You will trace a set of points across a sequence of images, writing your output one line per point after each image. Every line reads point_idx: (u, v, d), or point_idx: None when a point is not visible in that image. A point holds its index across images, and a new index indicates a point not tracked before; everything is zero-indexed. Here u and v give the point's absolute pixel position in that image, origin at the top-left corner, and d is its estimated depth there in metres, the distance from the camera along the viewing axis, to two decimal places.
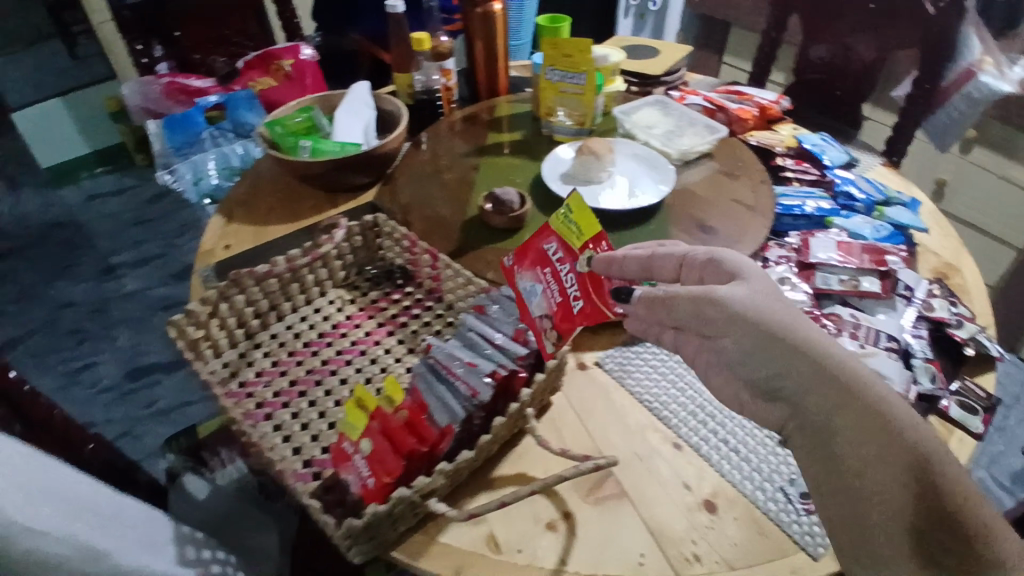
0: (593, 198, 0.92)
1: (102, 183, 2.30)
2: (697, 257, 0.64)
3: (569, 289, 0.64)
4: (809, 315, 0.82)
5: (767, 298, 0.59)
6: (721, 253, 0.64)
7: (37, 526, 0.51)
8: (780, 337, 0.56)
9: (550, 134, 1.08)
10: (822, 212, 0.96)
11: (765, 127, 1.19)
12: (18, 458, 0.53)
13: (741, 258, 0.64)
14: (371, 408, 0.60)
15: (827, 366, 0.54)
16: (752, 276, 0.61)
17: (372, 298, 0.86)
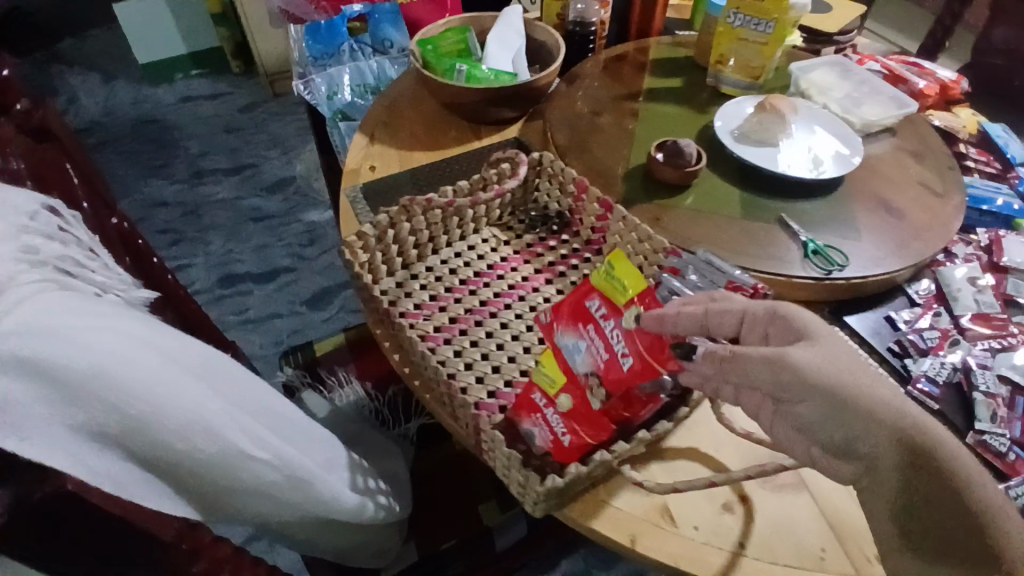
0: (771, 160, 0.85)
1: (197, 86, 2.30)
2: (755, 310, 0.53)
3: (617, 344, 0.55)
4: (995, 319, 0.75)
5: (842, 355, 0.49)
6: (788, 309, 0.52)
7: (250, 451, 0.53)
8: (854, 401, 0.47)
9: (715, 86, 1.01)
10: (1012, 212, 0.86)
11: (942, 108, 1.05)
12: (233, 381, 0.55)
13: (809, 315, 0.53)
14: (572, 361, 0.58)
15: (898, 426, 0.47)
16: (819, 336, 0.51)
17: (527, 242, 0.81)
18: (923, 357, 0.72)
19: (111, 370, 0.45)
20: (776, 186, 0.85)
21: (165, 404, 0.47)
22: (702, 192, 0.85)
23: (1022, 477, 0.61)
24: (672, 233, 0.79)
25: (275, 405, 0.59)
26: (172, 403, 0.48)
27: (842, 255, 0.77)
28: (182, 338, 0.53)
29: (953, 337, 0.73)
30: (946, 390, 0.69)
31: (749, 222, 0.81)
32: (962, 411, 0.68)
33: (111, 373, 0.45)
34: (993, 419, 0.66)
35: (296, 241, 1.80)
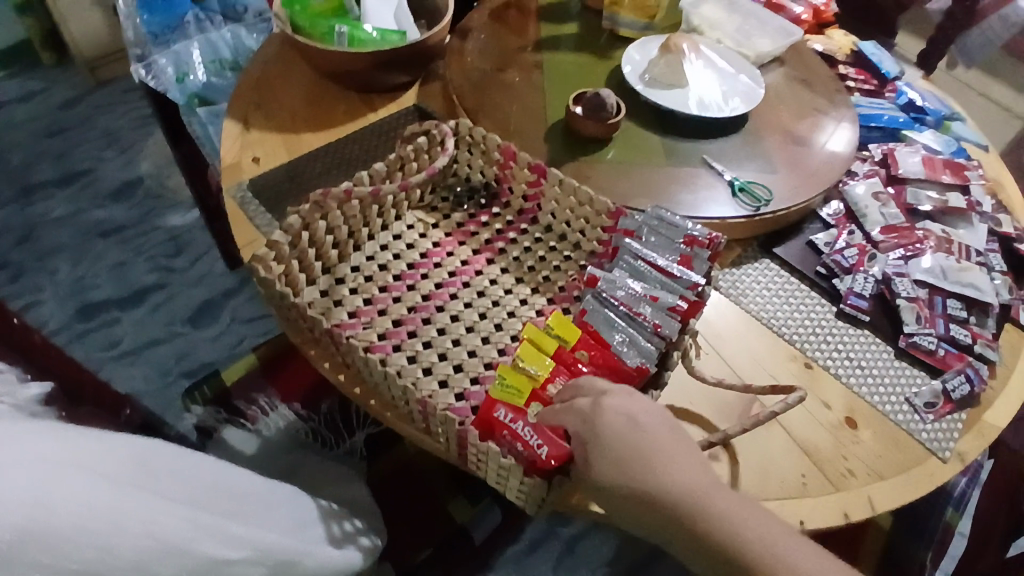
0: (683, 103, 0.85)
1: (3, 85, 1.88)
2: (580, 409, 0.49)
3: (531, 439, 0.49)
4: (903, 228, 0.82)
5: (618, 450, 0.47)
6: (607, 403, 0.49)
7: (228, 558, 0.47)
8: (625, 491, 0.47)
9: (612, 28, 0.98)
10: (897, 125, 0.94)
11: (817, 33, 1.12)
12: (187, 482, 0.48)
13: (625, 403, 0.49)
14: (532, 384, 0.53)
15: (663, 505, 0.47)
16: (608, 434, 0.48)
17: (457, 221, 0.74)
18: (847, 274, 0.77)
19: (34, 529, 0.36)
20: (694, 128, 0.84)
21: (117, 531, 0.40)
22: (626, 142, 0.82)
23: (952, 370, 0.70)
24: (606, 192, 0.76)
25: (237, 493, 0.52)
26: (123, 526, 0.41)
27: (765, 190, 0.78)
28: (93, 438, 0.44)
29: (870, 252, 0.79)
30: (873, 301, 0.75)
31: (677, 168, 0.80)
32: (891, 318, 0.74)
33: (30, 522, 0.36)
34: (918, 321, 0.73)
35: (160, 253, 1.56)
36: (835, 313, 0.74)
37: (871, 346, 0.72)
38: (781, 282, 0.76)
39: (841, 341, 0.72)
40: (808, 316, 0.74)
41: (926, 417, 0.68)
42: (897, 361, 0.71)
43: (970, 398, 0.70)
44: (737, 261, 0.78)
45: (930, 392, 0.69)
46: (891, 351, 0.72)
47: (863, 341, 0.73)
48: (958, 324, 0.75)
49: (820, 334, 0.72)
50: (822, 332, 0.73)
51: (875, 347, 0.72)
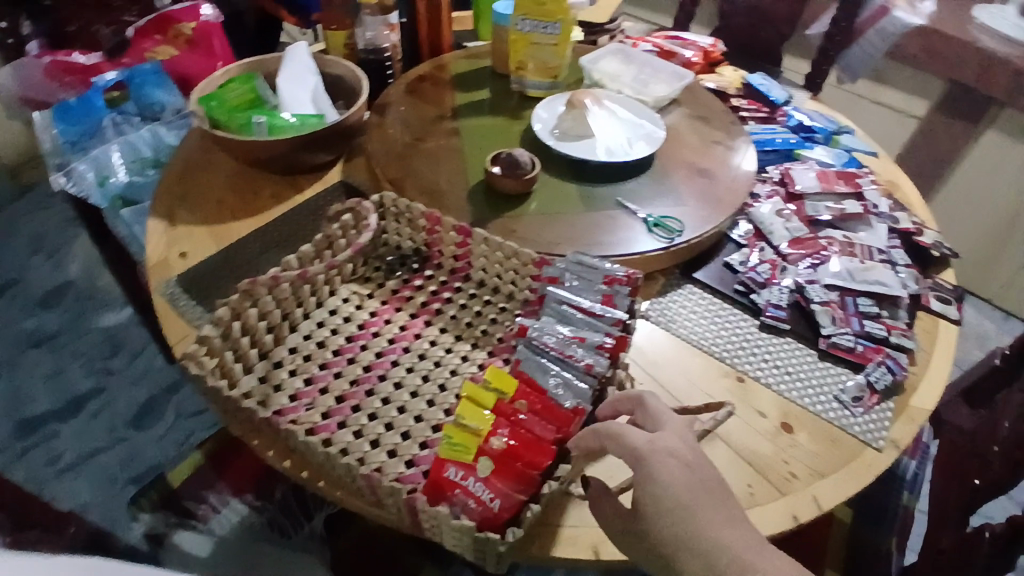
0: (592, 153, 0.91)
1: None
2: (638, 443, 0.51)
3: (483, 493, 0.50)
4: (807, 240, 0.88)
5: (671, 497, 0.49)
6: (662, 444, 0.51)
7: None
8: (670, 543, 0.49)
9: (521, 90, 1.04)
10: (790, 146, 1.01)
11: (709, 71, 1.22)
12: None
13: (678, 446, 0.51)
14: (479, 436, 0.52)
15: (710, 559, 0.48)
16: (663, 478, 0.49)
17: (392, 288, 0.77)
18: (764, 288, 0.82)
19: None
20: (605, 173, 0.91)
21: None
22: (545, 193, 0.87)
23: (872, 362, 0.76)
24: (532, 244, 0.80)
25: None
26: None
27: (677, 222, 0.84)
28: None
29: (780, 265, 0.85)
30: (790, 310, 0.81)
31: (595, 213, 0.85)
32: (809, 323, 0.80)
33: None
34: (833, 322, 0.79)
35: (97, 355, 1.50)
36: (758, 325, 0.80)
37: (794, 352, 0.77)
38: (705, 304, 0.82)
39: (768, 351, 0.77)
40: (734, 332, 0.79)
41: (856, 411, 0.72)
42: (821, 362, 0.77)
43: (893, 387, 0.75)
44: (663, 290, 0.83)
45: (855, 386, 0.74)
46: (814, 354, 0.78)
47: (787, 349, 0.78)
48: (873, 319, 0.80)
49: (747, 347, 0.77)
50: (748, 345, 0.78)
51: (799, 352, 0.77)
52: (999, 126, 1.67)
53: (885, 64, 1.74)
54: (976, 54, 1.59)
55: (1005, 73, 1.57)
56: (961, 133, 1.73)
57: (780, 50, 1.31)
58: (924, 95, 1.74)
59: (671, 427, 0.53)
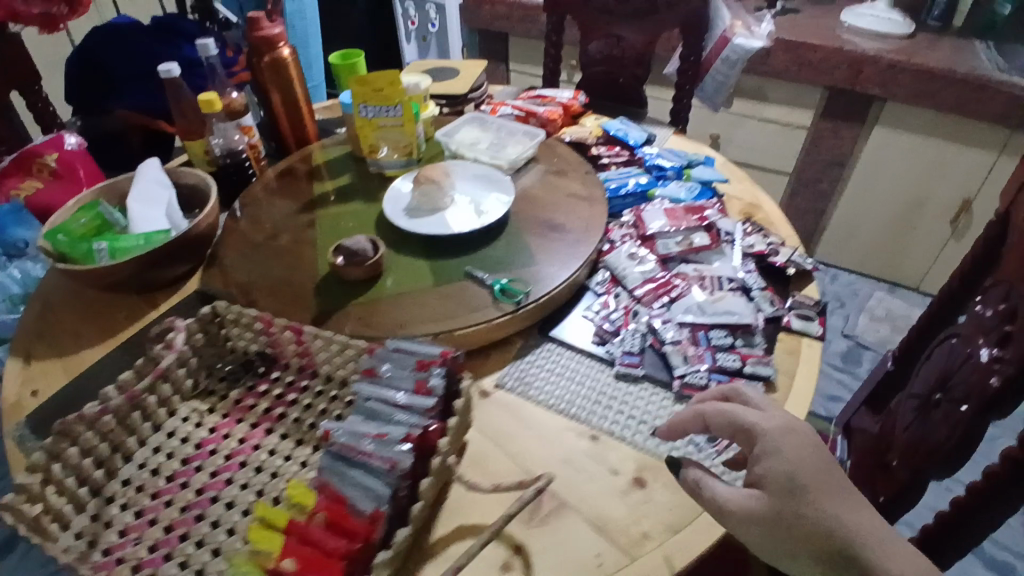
0: (441, 225, 0.93)
1: None
2: (762, 421, 0.62)
3: None
4: (661, 280, 0.89)
5: (796, 470, 0.57)
6: (784, 421, 0.62)
7: None
8: (798, 512, 0.55)
9: (379, 171, 1.07)
10: (643, 187, 1.05)
11: (572, 123, 1.27)
12: None
13: (794, 424, 0.62)
14: (272, 559, 0.52)
15: (829, 531, 0.54)
16: (786, 452, 0.59)
17: (234, 399, 0.76)
18: (617, 336, 0.83)
19: None
20: (456, 243, 0.91)
21: None
22: (396, 271, 0.88)
23: None
24: (373, 328, 0.78)
25: None
26: None
27: (523, 283, 0.84)
28: None
29: (633, 309, 0.85)
30: (644, 355, 0.81)
31: (443, 287, 0.85)
32: (664, 365, 0.80)
33: None
34: (686, 360, 0.79)
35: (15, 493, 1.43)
36: (612, 375, 0.79)
37: (649, 397, 0.77)
38: (562, 362, 0.81)
39: (625, 403, 0.77)
40: (588, 388, 0.78)
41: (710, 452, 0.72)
42: (676, 404, 0.76)
43: None
44: (518, 354, 0.82)
45: None
46: (672, 396, 0.77)
47: (642, 397, 0.77)
48: (725, 351, 0.80)
49: (602, 401, 0.77)
50: (603, 399, 0.77)
51: (655, 398, 0.77)
52: (883, 121, 1.74)
53: (762, 81, 1.81)
54: (844, 58, 1.65)
55: (875, 70, 1.63)
56: (847, 134, 1.80)
57: (638, 91, 1.37)
58: (804, 104, 1.80)
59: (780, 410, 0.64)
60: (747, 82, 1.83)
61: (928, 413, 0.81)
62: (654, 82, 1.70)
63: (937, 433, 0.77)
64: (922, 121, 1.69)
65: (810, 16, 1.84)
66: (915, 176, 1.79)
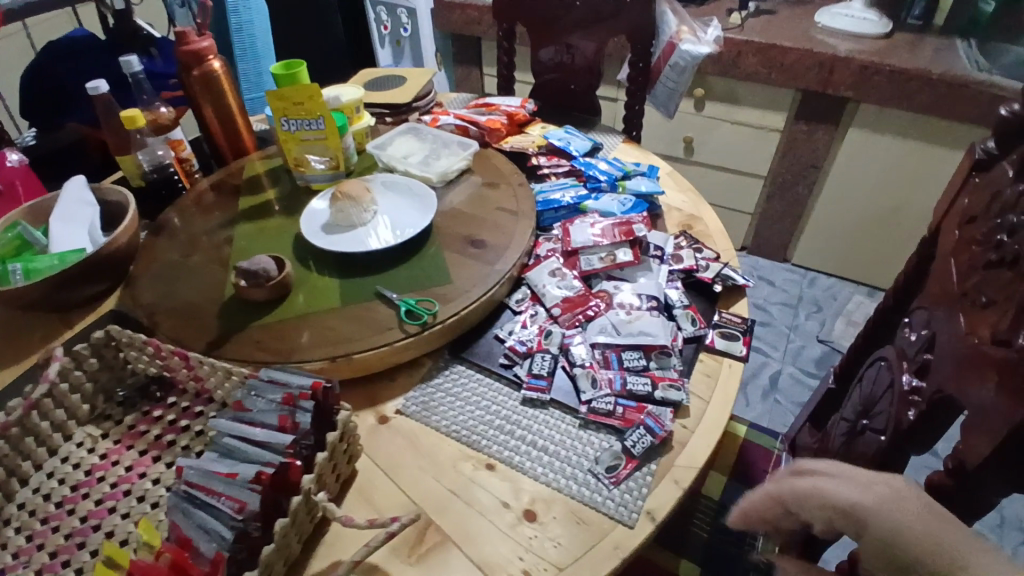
0: (358, 243, 0.91)
1: None
2: (842, 494, 0.55)
3: None
4: (581, 298, 0.85)
5: (906, 540, 0.50)
6: (866, 482, 0.55)
7: None
8: None
9: (306, 184, 1.07)
10: (577, 199, 1.01)
11: (517, 132, 1.23)
12: None
13: (883, 484, 0.54)
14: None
15: None
16: (886, 522, 0.51)
17: (128, 424, 0.74)
18: (526, 358, 0.79)
19: None
20: (373, 261, 0.89)
21: None
22: (306, 289, 0.86)
23: (632, 424, 0.71)
24: (268, 352, 0.76)
25: None
26: None
27: (432, 302, 0.81)
28: None
29: (547, 329, 0.81)
30: (553, 378, 0.76)
31: (350, 307, 0.82)
32: (572, 389, 0.75)
33: None
34: (594, 384, 0.75)
35: None
36: (518, 400, 0.75)
37: (554, 423, 0.73)
38: (467, 386, 0.77)
39: (527, 430, 0.72)
40: (491, 413, 0.74)
41: (610, 483, 0.67)
42: (581, 431, 0.72)
43: (655, 448, 0.70)
44: (425, 376, 0.79)
45: (610, 454, 0.69)
46: (578, 420, 0.73)
47: (546, 424, 0.73)
48: (636, 374, 0.76)
49: (504, 428, 0.72)
50: (505, 426, 0.72)
51: (561, 423, 0.73)
52: (858, 123, 1.68)
53: (733, 84, 1.76)
54: (814, 60, 1.59)
55: (847, 72, 1.57)
56: (821, 137, 1.75)
57: (590, 98, 1.35)
58: (777, 107, 1.75)
59: (863, 473, 0.56)
60: (718, 84, 1.79)
61: (854, 441, 0.75)
62: (609, 83, 1.67)
63: (861, 464, 0.71)
64: (898, 122, 1.62)
65: (784, 17, 1.78)
66: (895, 180, 1.73)
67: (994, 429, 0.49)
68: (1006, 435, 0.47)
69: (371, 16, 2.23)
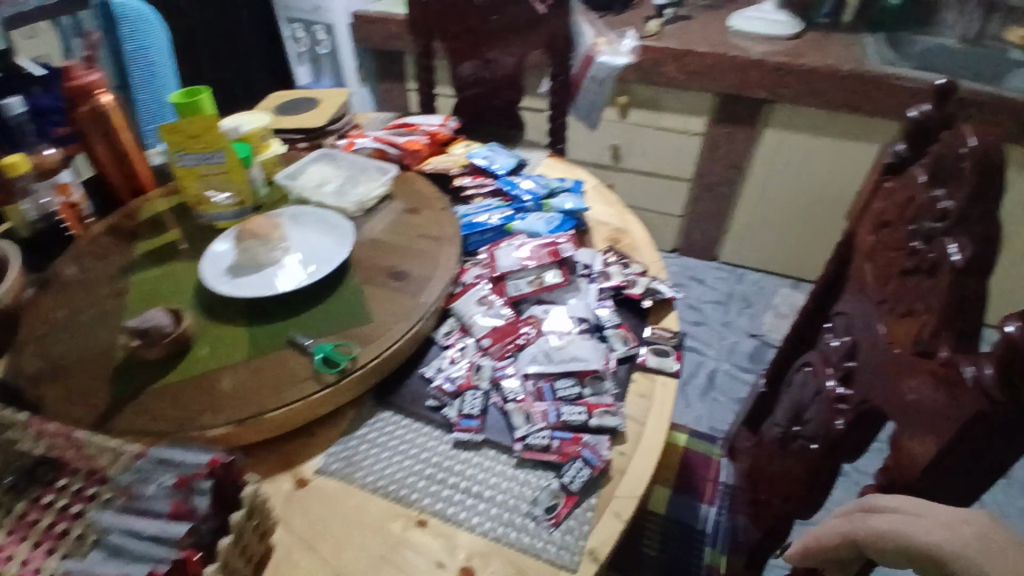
0: (266, 285, 0.84)
1: None
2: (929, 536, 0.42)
3: None
4: (509, 327, 0.82)
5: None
6: (954, 518, 0.42)
7: None
8: None
9: (211, 223, 0.99)
10: (503, 221, 0.98)
11: (439, 152, 1.19)
12: None
13: (977, 520, 0.42)
14: None
15: None
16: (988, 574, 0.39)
17: (17, 515, 0.61)
18: (457, 397, 0.75)
19: None
20: (288, 304, 0.83)
21: None
22: (211, 341, 0.79)
23: (569, 458, 0.67)
24: (170, 420, 0.68)
25: None
26: None
27: (350, 346, 0.76)
28: None
29: (476, 364, 0.78)
30: (485, 416, 0.72)
31: (260, 359, 0.75)
32: (506, 426, 0.72)
33: None
34: (528, 419, 0.71)
35: None
36: (449, 444, 0.71)
37: (488, 465, 0.69)
38: (395, 434, 0.72)
39: (460, 476, 0.68)
40: (420, 461, 0.69)
41: (550, 525, 0.63)
42: (517, 470, 0.68)
43: (593, 481, 0.66)
44: (348, 428, 0.73)
45: (548, 494, 0.65)
46: (514, 459, 0.69)
47: (479, 467, 0.69)
48: (570, 403, 0.73)
49: (435, 477, 0.67)
50: (436, 473, 0.68)
51: (496, 465, 0.69)
52: (775, 123, 1.74)
53: (655, 91, 1.79)
54: (729, 64, 1.63)
55: (761, 74, 1.61)
56: (741, 138, 1.79)
57: (514, 113, 1.33)
58: (698, 112, 1.79)
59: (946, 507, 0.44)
60: (640, 92, 1.81)
61: (788, 449, 0.75)
62: (531, 95, 1.66)
63: (796, 475, 0.70)
64: (811, 120, 1.69)
65: (698, 23, 1.82)
66: (815, 175, 1.79)
67: (916, 455, 0.45)
68: (928, 463, 0.44)
69: (286, 33, 2.21)
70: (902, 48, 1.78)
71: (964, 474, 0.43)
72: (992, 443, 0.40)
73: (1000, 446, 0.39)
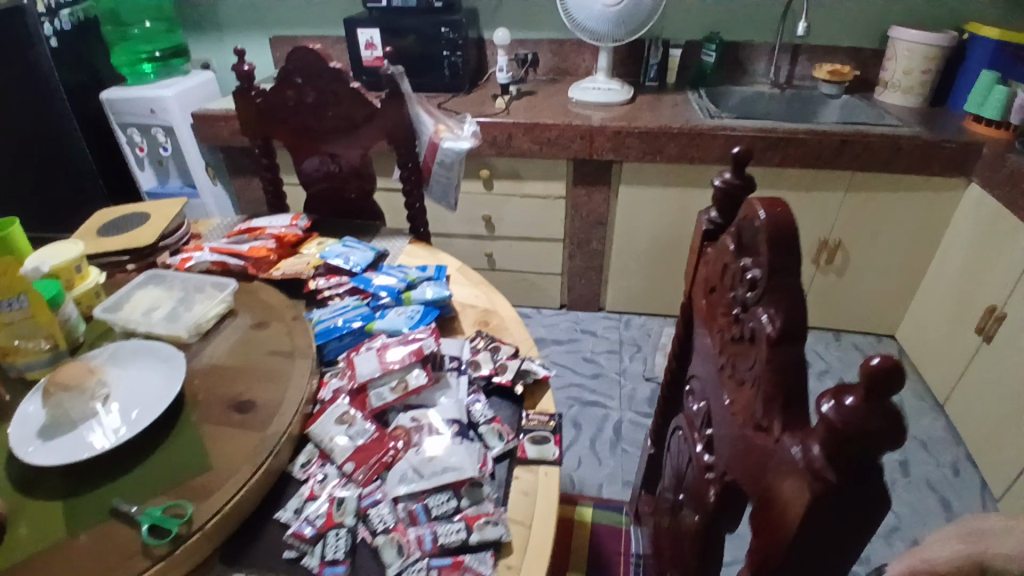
0: (81, 446, 0.71)
1: None
2: None
3: None
4: (373, 444, 0.75)
5: None
6: None
7: None
8: None
9: (19, 374, 0.85)
10: (361, 321, 0.92)
11: (290, 254, 1.12)
12: None
13: None
14: None
15: None
16: None
17: None
18: (317, 543, 0.65)
19: None
20: (115, 464, 0.70)
21: None
22: (25, 519, 0.64)
23: None
24: None
25: None
26: None
27: (184, 504, 0.65)
28: None
29: (338, 496, 0.69)
30: (352, 558, 0.63)
31: (79, 536, 0.62)
32: (376, 565, 0.63)
33: None
34: (401, 552, 0.63)
35: None
36: None
37: None
38: None
39: None
40: None
41: None
42: None
43: None
44: None
45: None
46: None
47: None
48: (446, 522, 0.66)
49: None
50: None
51: None
52: (625, 180, 1.85)
53: (513, 162, 1.85)
54: (574, 132, 1.73)
55: (604, 138, 1.73)
56: (599, 197, 1.89)
57: (369, 203, 1.30)
58: (556, 177, 1.87)
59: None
60: (500, 164, 1.86)
61: (677, 518, 0.72)
62: (390, 181, 1.65)
63: (687, 547, 0.67)
64: (657, 173, 1.82)
65: (542, 97, 1.93)
66: (670, 222, 1.92)
67: (773, 543, 0.43)
68: (784, 551, 0.42)
69: (122, 140, 2.02)
70: (724, 100, 2.00)
71: (822, 557, 0.41)
72: (838, 524, 0.38)
73: (845, 525, 0.38)
